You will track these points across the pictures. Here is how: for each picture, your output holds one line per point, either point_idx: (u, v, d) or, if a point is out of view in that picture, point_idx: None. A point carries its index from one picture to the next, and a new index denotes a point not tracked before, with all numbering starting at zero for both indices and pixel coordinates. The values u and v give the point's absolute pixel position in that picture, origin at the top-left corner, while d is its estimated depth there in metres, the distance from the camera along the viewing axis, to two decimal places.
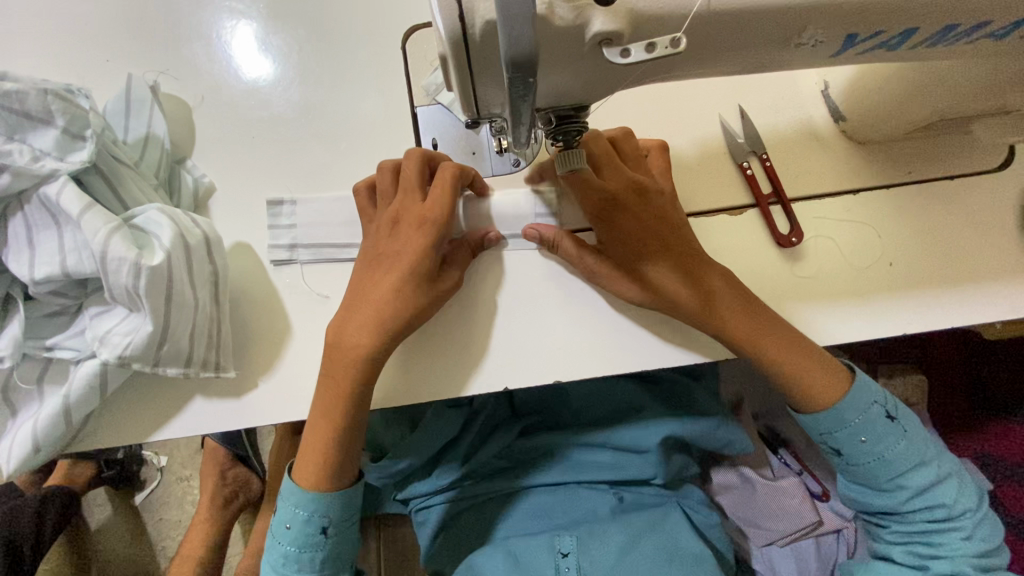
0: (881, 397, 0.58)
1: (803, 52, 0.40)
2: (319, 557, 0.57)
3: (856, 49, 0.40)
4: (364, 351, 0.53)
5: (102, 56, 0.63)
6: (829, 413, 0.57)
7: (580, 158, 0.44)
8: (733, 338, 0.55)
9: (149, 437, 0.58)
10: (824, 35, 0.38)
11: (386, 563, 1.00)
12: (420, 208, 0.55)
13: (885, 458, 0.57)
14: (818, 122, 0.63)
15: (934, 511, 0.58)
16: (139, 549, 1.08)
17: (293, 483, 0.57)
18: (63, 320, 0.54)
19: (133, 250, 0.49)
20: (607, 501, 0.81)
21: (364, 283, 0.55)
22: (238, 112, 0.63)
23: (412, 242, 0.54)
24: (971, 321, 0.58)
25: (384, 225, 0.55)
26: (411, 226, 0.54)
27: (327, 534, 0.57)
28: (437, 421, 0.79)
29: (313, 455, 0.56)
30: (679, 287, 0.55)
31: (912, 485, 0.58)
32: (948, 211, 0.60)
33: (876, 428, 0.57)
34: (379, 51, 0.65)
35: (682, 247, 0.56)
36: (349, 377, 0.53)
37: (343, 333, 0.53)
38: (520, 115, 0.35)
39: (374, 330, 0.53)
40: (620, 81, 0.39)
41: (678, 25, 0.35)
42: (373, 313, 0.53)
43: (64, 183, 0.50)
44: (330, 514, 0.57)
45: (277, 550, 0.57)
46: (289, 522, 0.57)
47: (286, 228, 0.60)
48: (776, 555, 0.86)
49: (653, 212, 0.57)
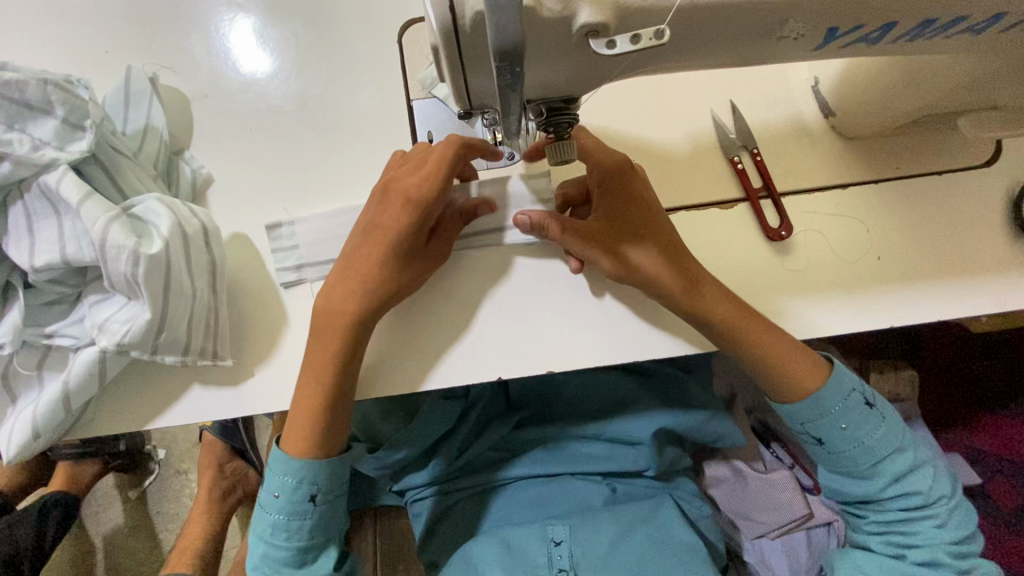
0: (860, 384, 0.59)
1: (786, 45, 0.41)
2: (308, 526, 0.58)
3: (839, 43, 0.41)
4: (352, 316, 0.54)
5: (102, 49, 0.64)
6: (810, 402, 0.58)
7: (572, 151, 0.45)
8: (718, 329, 0.56)
9: (147, 424, 0.59)
10: (806, 28, 0.39)
11: (383, 555, 1.01)
12: (410, 184, 0.54)
13: (865, 445, 0.58)
14: (807, 117, 0.64)
15: (912, 499, 0.59)
16: (137, 542, 1.09)
17: (282, 451, 0.57)
18: (63, 309, 0.55)
19: (132, 238, 0.50)
20: (600, 492, 0.82)
21: (350, 254, 0.55)
22: (236, 105, 0.64)
23: (395, 218, 0.54)
24: (955, 314, 0.59)
25: (376, 192, 0.56)
26: (396, 198, 0.54)
27: (316, 502, 0.58)
28: (432, 415, 0.78)
29: (299, 421, 0.56)
30: (660, 270, 0.56)
31: (890, 472, 0.59)
32: (935, 205, 0.61)
33: (857, 414, 0.58)
34: (376, 45, 0.66)
35: (667, 235, 0.57)
36: (341, 342, 0.54)
37: (329, 299, 0.55)
38: (510, 104, 0.36)
39: (362, 297, 0.54)
40: (608, 72, 0.40)
41: (663, 16, 0.35)
42: (358, 282, 0.54)
43: (63, 172, 0.50)
44: (320, 481, 0.58)
45: (266, 519, 0.58)
46: (278, 491, 0.58)
47: (291, 250, 0.60)
48: (767, 547, 0.87)
49: (634, 193, 0.57)
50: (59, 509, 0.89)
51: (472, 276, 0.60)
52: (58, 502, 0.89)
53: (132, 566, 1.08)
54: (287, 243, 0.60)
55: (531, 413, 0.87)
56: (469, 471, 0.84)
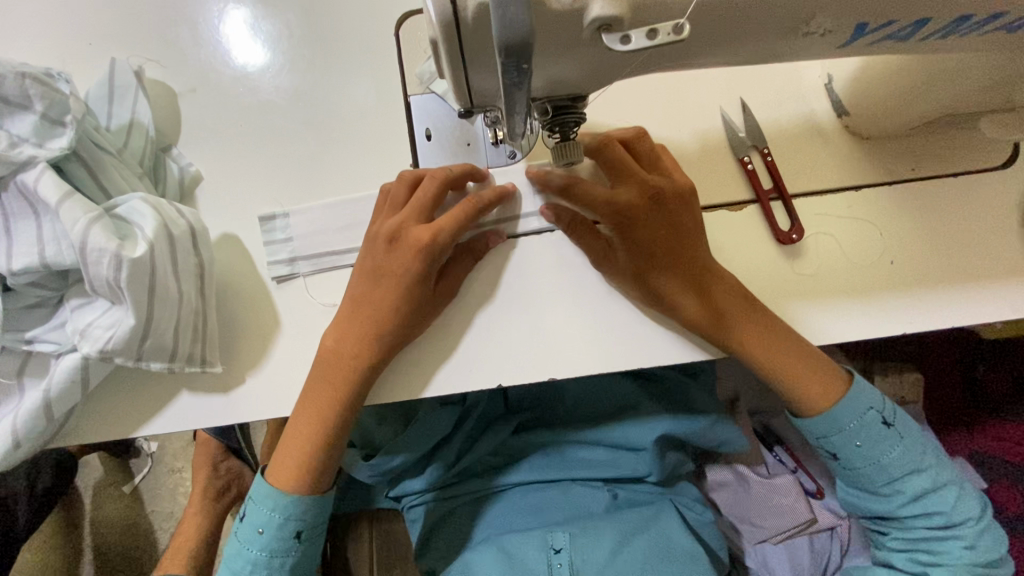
0: (878, 402, 0.57)
1: (811, 41, 0.38)
2: (290, 562, 0.57)
3: (866, 39, 0.39)
4: (361, 357, 0.53)
5: (85, 40, 0.61)
6: (824, 417, 0.57)
7: (578, 151, 0.43)
8: (740, 345, 0.55)
9: (135, 432, 0.56)
10: (834, 24, 0.36)
11: (378, 561, 0.99)
12: (421, 231, 0.53)
13: (881, 463, 0.57)
14: (820, 116, 0.61)
15: (933, 518, 0.58)
16: (129, 541, 1.07)
17: (266, 484, 0.56)
18: (43, 313, 0.52)
19: (114, 240, 0.48)
20: (601, 498, 0.80)
21: (358, 294, 0.54)
22: (226, 100, 0.61)
23: (410, 266, 0.53)
24: (971, 321, 0.57)
25: (380, 239, 0.54)
26: (408, 247, 0.53)
27: (300, 539, 0.57)
28: (428, 420, 0.77)
29: (293, 458, 0.55)
30: (681, 295, 0.54)
31: (908, 491, 0.58)
32: (950, 208, 0.59)
33: (873, 433, 0.56)
34: (374, 37, 0.63)
35: (690, 259, 0.55)
36: (347, 382, 0.53)
37: (340, 342, 0.54)
38: (515, 103, 0.33)
39: (370, 342, 0.53)
40: (620, 69, 0.38)
41: (682, 10, 0.33)
42: (367, 324, 0.53)
43: (42, 171, 0.48)
44: (304, 518, 0.57)
45: (245, 557, 0.56)
46: (262, 527, 0.56)
47: (285, 241, 0.58)
48: (769, 552, 0.86)
49: (652, 224, 0.54)
50: (49, 460, 0.92)
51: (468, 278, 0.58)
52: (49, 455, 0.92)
53: (124, 565, 1.06)
54: (280, 237, 0.58)
55: (528, 418, 0.85)
56: (464, 478, 0.82)
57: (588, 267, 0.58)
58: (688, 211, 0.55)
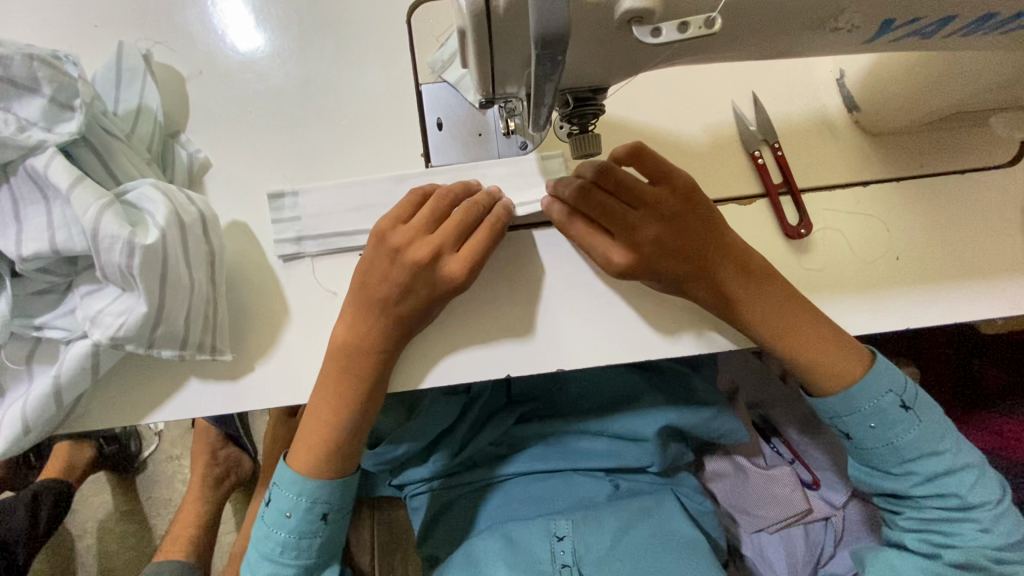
0: (898, 386, 0.58)
1: (837, 37, 0.38)
2: (317, 544, 0.57)
3: (891, 36, 0.39)
4: (376, 334, 0.53)
5: (91, 22, 0.60)
6: (839, 398, 0.58)
7: (597, 143, 0.42)
8: (756, 331, 0.56)
9: (143, 420, 0.57)
10: (861, 20, 0.36)
11: (380, 545, 1.00)
12: (456, 261, 0.53)
13: (895, 444, 0.58)
14: (830, 111, 0.61)
15: (947, 500, 0.59)
16: (130, 527, 1.08)
17: (290, 468, 0.57)
18: (53, 299, 0.52)
19: (126, 227, 0.47)
20: (603, 487, 0.81)
21: (360, 297, 0.54)
22: (235, 86, 0.61)
23: (440, 296, 0.54)
24: (974, 317, 0.58)
25: (413, 261, 0.53)
26: (442, 275, 0.53)
27: (327, 520, 0.58)
28: (436, 409, 0.78)
29: (311, 444, 0.56)
30: (697, 284, 0.55)
31: (922, 472, 0.59)
32: (956, 204, 0.59)
33: (889, 416, 0.57)
34: (385, 25, 0.63)
35: (701, 245, 0.55)
36: (364, 372, 0.54)
37: (355, 330, 0.54)
38: (543, 94, 0.33)
39: (389, 337, 0.54)
40: (645, 61, 0.38)
41: (711, 7, 0.33)
42: (385, 322, 0.53)
43: (51, 156, 0.47)
44: (332, 500, 0.57)
45: (273, 538, 0.57)
46: (289, 510, 0.56)
47: (292, 221, 0.57)
48: (764, 541, 0.88)
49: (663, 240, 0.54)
50: (50, 497, 0.92)
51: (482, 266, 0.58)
52: (50, 489, 0.93)
53: (124, 550, 1.07)
54: (287, 217, 0.57)
55: (532, 405, 0.86)
56: (470, 465, 0.83)
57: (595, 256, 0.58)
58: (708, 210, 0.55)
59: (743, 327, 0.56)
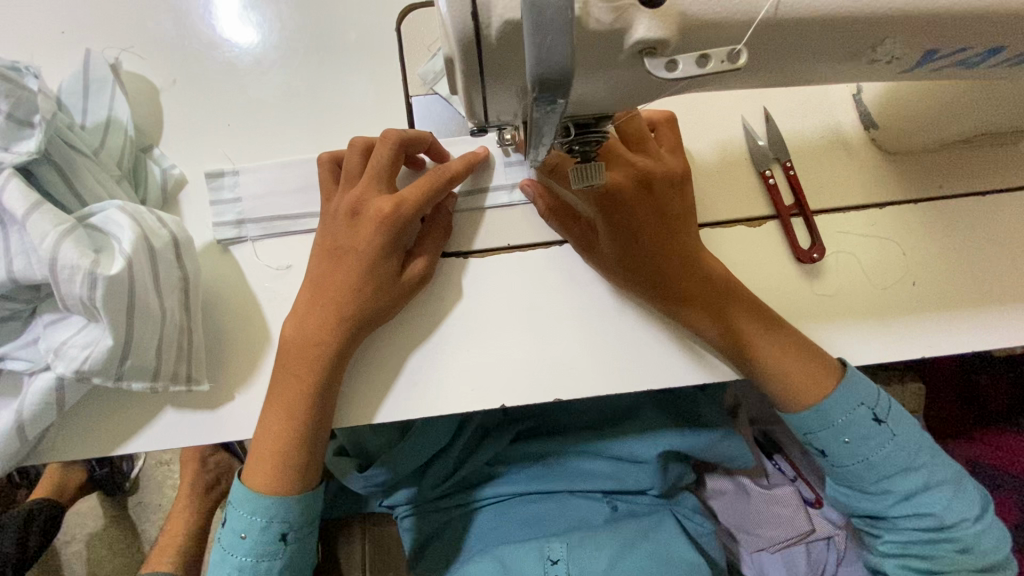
0: (871, 398, 0.54)
1: (874, 67, 0.36)
2: (278, 566, 0.53)
3: (931, 65, 0.36)
4: (343, 309, 0.50)
5: (56, 28, 0.56)
6: (811, 412, 0.54)
7: (600, 173, 0.38)
8: (747, 353, 0.53)
9: (115, 451, 0.53)
10: (902, 51, 0.34)
11: (370, 560, 0.97)
12: (382, 202, 0.50)
13: (871, 461, 0.55)
14: (846, 128, 0.58)
15: (924, 518, 0.55)
16: (120, 533, 1.04)
17: (246, 487, 0.52)
18: (13, 327, 0.48)
19: (88, 256, 0.44)
20: (600, 510, 0.77)
21: (322, 277, 0.51)
22: (214, 94, 0.57)
23: (372, 241, 0.50)
24: (997, 347, 0.55)
25: (342, 213, 0.50)
26: (371, 219, 0.50)
27: (287, 541, 0.53)
28: (427, 432, 0.74)
29: (269, 449, 0.51)
30: (699, 317, 0.53)
31: (897, 490, 0.55)
32: (978, 227, 0.56)
33: (862, 430, 0.54)
34: (375, 30, 0.59)
35: (691, 249, 0.53)
36: (311, 375, 0.50)
37: (321, 292, 0.51)
38: (544, 129, 0.30)
39: (335, 335, 0.50)
40: (657, 93, 0.34)
41: (739, 35, 0.31)
42: (341, 279, 0.50)
43: (7, 178, 0.43)
44: (290, 519, 0.52)
45: (230, 562, 0.52)
46: (244, 531, 0.52)
47: (230, 203, 0.54)
48: (765, 560, 0.85)
49: (616, 227, 0.53)
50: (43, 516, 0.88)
51: (477, 290, 0.55)
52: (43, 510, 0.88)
53: (114, 556, 1.03)
54: (227, 197, 0.54)
55: (528, 424, 0.83)
56: (461, 486, 0.80)
57: (592, 282, 0.55)
58: (677, 193, 0.53)
59: (749, 359, 0.54)
